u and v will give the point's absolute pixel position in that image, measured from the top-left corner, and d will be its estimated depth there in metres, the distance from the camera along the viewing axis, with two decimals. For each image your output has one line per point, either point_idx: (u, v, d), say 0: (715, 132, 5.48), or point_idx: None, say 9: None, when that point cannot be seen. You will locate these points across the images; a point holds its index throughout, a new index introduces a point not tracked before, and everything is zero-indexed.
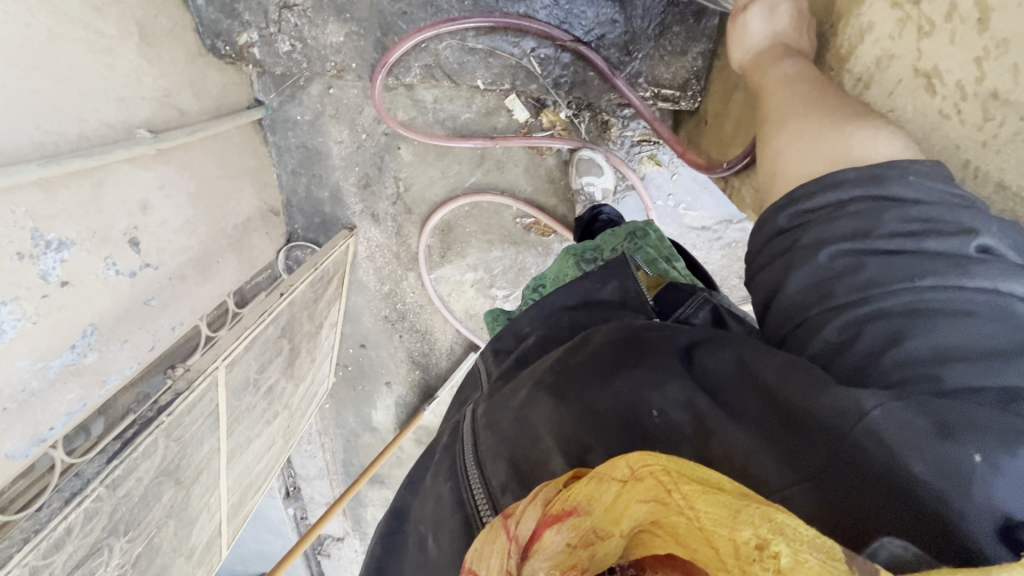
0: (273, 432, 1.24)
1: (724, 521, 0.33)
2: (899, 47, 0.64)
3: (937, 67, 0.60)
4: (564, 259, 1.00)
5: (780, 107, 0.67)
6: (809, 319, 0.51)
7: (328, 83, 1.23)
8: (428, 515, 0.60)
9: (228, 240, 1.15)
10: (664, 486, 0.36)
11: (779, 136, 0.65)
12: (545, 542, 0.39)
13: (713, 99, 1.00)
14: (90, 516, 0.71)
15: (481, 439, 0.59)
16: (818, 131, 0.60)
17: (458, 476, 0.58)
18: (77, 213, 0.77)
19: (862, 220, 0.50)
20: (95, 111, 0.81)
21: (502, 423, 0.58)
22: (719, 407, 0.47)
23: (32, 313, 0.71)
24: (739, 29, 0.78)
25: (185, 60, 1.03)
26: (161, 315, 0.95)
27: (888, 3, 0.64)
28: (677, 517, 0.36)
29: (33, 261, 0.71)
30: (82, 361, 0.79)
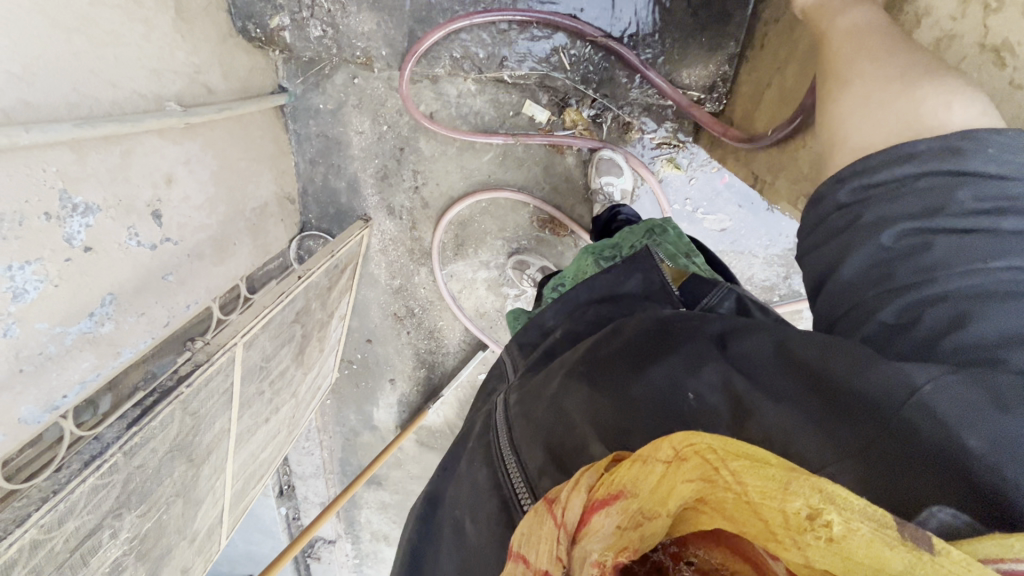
0: (278, 421, 1.21)
1: (774, 493, 0.31)
2: (961, 27, 0.64)
3: (1008, 40, 0.59)
4: (582, 257, 0.96)
5: (848, 60, 0.66)
6: (865, 301, 0.52)
7: (353, 73, 1.24)
8: (465, 499, 0.58)
9: (246, 223, 1.14)
10: (710, 464, 0.34)
11: (845, 93, 0.64)
12: (593, 526, 0.36)
13: (740, 101, 1.04)
14: (105, 485, 0.69)
15: (516, 428, 0.57)
16: (887, 92, 0.59)
17: (495, 462, 0.56)
18: (105, 179, 0.76)
19: (931, 197, 0.51)
20: (129, 79, 0.80)
21: (536, 412, 0.56)
22: (757, 386, 0.46)
23: (55, 275, 0.69)
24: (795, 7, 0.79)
25: (216, 40, 1.04)
26: (177, 291, 0.93)
27: None
28: (724, 493, 0.34)
29: (59, 223, 0.70)
30: (98, 330, 0.77)
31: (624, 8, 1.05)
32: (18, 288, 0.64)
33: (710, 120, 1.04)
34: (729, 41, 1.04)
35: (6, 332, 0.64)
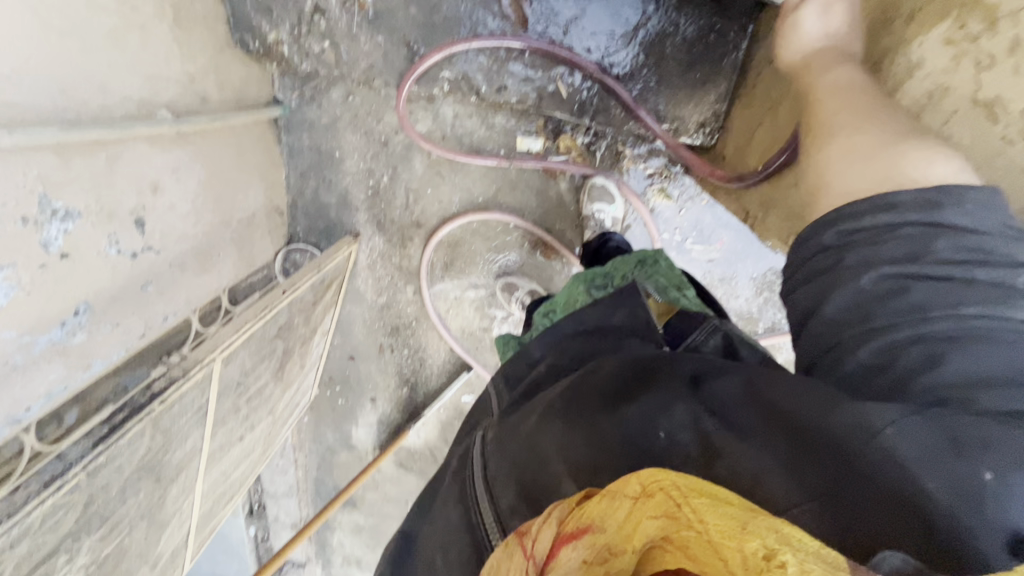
0: (254, 439, 1.17)
1: (733, 532, 0.34)
2: (954, 80, 0.62)
3: (1001, 96, 0.58)
4: (573, 284, 0.93)
5: (829, 116, 0.64)
6: (846, 340, 0.48)
7: (349, 90, 1.23)
8: (436, 539, 0.54)
9: (231, 235, 1.12)
10: (672, 501, 0.38)
11: (828, 146, 0.61)
12: (560, 560, 0.41)
13: (734, 136, 1.05)
14: (64, 506, 0.65)
15: (490, 464, 0.53)
16: (870, 148, 0.57)
17: (469, 501, 0.52)
18: (88, 184, 0.74)
19: (913, 245, 0.47)
20: (121, 85, 0.79)
21: (512, 444, 0.51)
22: (725, 427, 0.43)
23: (27, 283, 0.67)
24: (790, 27, 0.74)
25: (213, 48, 1.03)
26: (155, 302, 0.90)
27: (940, 40, 0.63)
28: (687, 530, 0.38)
29: (37, 228, 0.67)
30: (70, 340, 0.74)
31: (622, 43, 1.07)
32: None
33: (699, 159, 1.07)
34: (722, 78, 1.07)
35: None
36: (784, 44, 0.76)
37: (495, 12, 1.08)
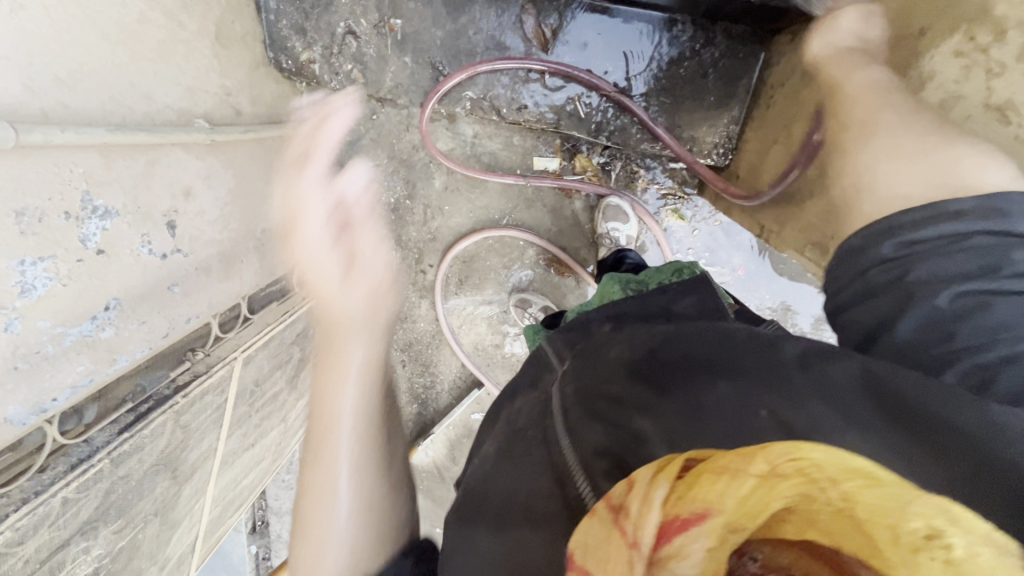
0: (265, 446, 1.17)
1: (890, 512, 0.32)
2: (966, 88, 0.68)
3: (1012, 99, 0.63)
4: (608, 284, 0.95)
5: (866, 114, 0.71)
6: (929, 355, 0.59)
7: (373, 108, 1.28)
8: (507, 482, 0.54)
9: (255, 243, 1.15)
10: (816, 484, 0.36)
11: (866, 149, 0.69)
12: (679, 545, 0.36)
13: (745, 155, 1.09)
14: None
15: (573, 411, 0.55)
16: (921, 149, 0.65)
17: (552, 445, 0.53)
18: (127, 185, 0.78)
19: (988, 257, 0.57)
20: (165, 94, 0.83)
21: (600, 400, 0.54)
22: (830, 404, 0.47)
23: (65, 275, 0.70)
24: (828, 25, 0.80)
25: (248, 66, 1.07)
26: (181, 303, 0.92)
27: (952, 51, 0.69)
28: (820, 506, 0.35)
29: (78, 223, 0.70)
30: (99, 335, 0.76)
31: (638, 66, 1.10)
32: (26, 284, 0.65)
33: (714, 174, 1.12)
34: (735, 102, 1.10)
35: (8, 327, 0.63)
36: (816, 39, 0.81)
37: (515, 35, 1.09)
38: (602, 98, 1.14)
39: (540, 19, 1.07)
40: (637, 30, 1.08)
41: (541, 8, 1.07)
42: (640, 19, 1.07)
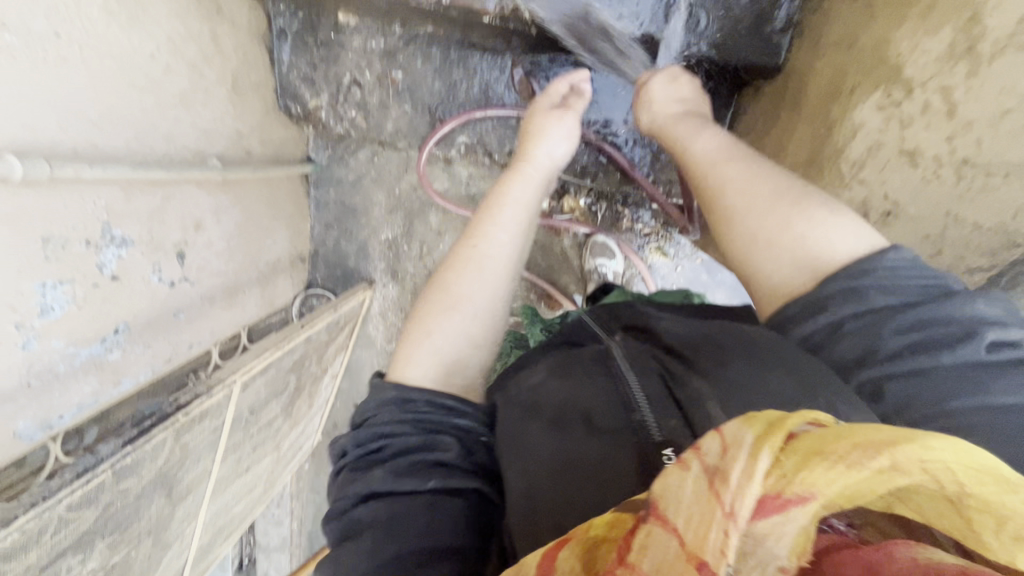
0: (258, 474, 1.19)
1: (1010, 514, 0.27)
2: (886, 137, 0.67)
3: (918, 146, 0.62)
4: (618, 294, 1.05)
5: (719, 200, 0.68)
6: None
7: (375, 150, 1.35)
8: (568, 397, 0.58)
9: (257, 275, 1.20)
10: (937, 482, 0.28)
11: (732, 240, 0.65)
12: (774, 524, 0.28)
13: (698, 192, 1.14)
14: (89, 499, 0.68)
15: (642, 366, 0.59)
16: (768, 231, 0.61)
17: (623, 384, 0.57)
18: (143, 217, 0.84)
19: None
20: (182, 135, 0.90)
21: (669, 365, 0.58)
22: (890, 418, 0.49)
23: (81, 298, 0.75)
24: (646, 95, 0.86)
25: (261, 112, 1.14)
26: (184, 329, 0.98)
27: (875, 105, 0.68)
28: (929, 497, 0.28)
29: (97, 250, 0.76)
30: (106, 356, 0.81)
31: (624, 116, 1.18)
32: (46, 305, 0.70)
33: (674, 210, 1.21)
34: None
35: (25, 345, 0.68)
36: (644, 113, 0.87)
37: (506, 87, 1.14)
38: (588, 144, 1.22)
39: (528, 72, 1.11)
40: (616, 83, 1.15)
41: (530, 62, 1.11)
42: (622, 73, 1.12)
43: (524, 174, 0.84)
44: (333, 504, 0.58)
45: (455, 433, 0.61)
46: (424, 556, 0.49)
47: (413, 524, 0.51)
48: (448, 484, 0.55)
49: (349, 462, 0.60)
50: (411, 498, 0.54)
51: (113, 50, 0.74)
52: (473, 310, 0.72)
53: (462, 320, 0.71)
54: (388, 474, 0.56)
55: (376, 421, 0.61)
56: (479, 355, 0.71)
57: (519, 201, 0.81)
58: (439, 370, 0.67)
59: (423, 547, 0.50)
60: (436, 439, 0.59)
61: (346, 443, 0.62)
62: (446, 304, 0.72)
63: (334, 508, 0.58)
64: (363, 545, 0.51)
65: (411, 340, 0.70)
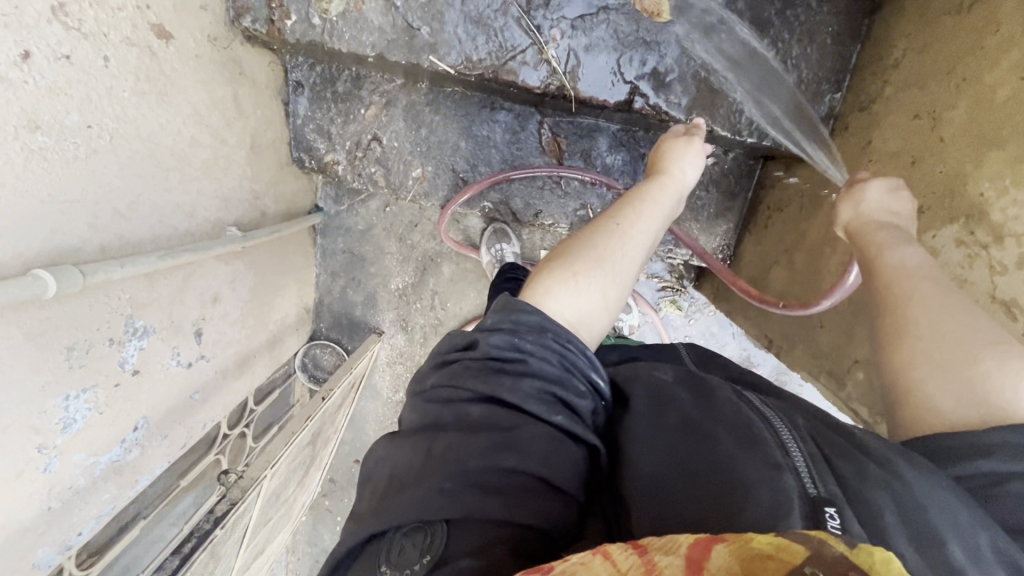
0: (270, 547, 1.13)
1: None
2: (972, 275, 0.65)
3: (1016, 298, 0.60)
4: None
5: (908, 301, 0.64)
6: None
7: (386, 201, 1.31)
8: (712, 414, 0.58)
9: (268, 338, 1.15)
10: None
11: (905, 342, 0.63)
12: None
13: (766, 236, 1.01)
14: None
15: (794, 417, 0.58)
16: (949, 360, 0.59)
17: (775, 421, 0.55)
18: (165, 302, 0.77)
19: None
20: (204, 208, 0.85)
21: (827, 430, 0.56)
22: None
23: (102, 403, 0.68)
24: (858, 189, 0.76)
25: (276, 167, 1.09)
26: (199, 410, 0.91)
27: (955, 238, 0.67)
28: None
29: (120, 346, 0.70)
30: (125, 457, 0.74)
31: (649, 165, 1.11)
32: (68, 419, 0.63)
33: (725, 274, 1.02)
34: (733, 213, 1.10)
35: (47, 467, 0.61)
36: (846, 207, 0.76)
37: (533, 148, 1.11)
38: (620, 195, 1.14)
39: (555, 133, 1.10)
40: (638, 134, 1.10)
41: (554, 122, 1.09)
42: (638, 137, 1.10)
43: (666, 183, 0.84)
44: (447, 389, 0.60)
45: (584, 388, 0.63)
46: (537, 488, 0.51)
47: (534, 450, 0.53)
48: (572, 430, 0.57)
49: (478, 356, 0.61)
50: (536, 425, 0.55)
51: (140, 131, 0.68)
52: (615, 272, 0.73)
53: (601, 276, 0.71)
54: (521, 389, 0.57)
55: (518, 335, 0.63)
56: (609, 315, 0.72)
57: (661, 204, 0.82)
58: (571, 319, 0.68)
59: (535, 476, 0.52)
60: (569, 386, 0.61)
61: (481, 338, 0.63)
62: (593, 257, 0.73)
63: (449, 390, 0.59)
64: (478, 442, 0.53)
65: (552, 274, 0.70)
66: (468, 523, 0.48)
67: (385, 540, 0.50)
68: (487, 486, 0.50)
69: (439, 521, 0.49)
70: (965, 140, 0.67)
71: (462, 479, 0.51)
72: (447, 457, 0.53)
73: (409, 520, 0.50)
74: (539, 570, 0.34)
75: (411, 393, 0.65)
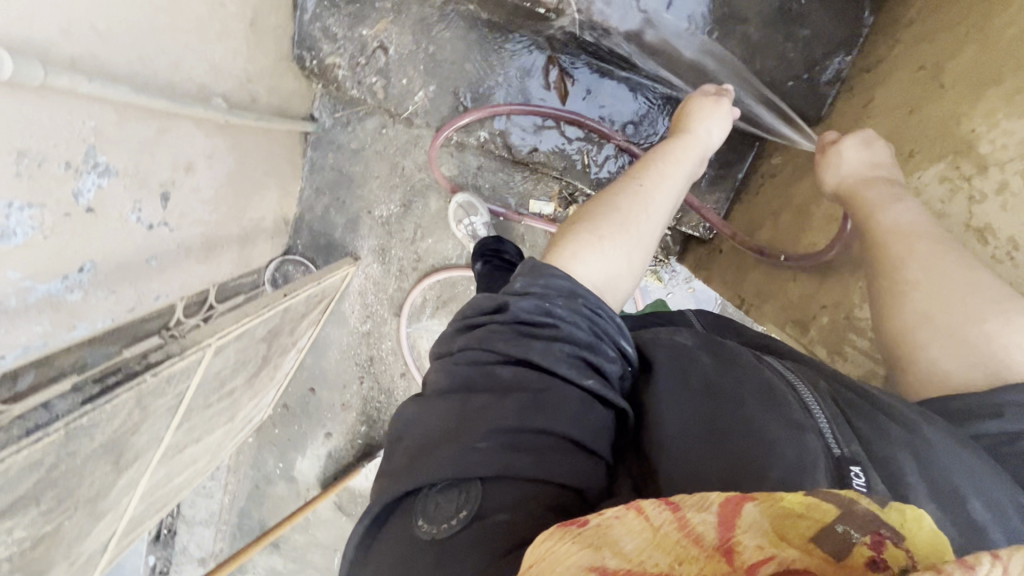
0: (208, 444, 1.11)
1: None
2: (949, 209, 0.69)
3: (990, 223, 0.65)
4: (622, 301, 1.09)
5: (923, 279, 0.63)
6: None
7: (383, 122, 1.29)
8: (735, 375, 0.56)
9: (239, 233, 1.11)
10: None
11: (909, 309, 0.63)
12: None
13: (761, 200, 1.01)
14: (32, 465, 0.61)
15: (807, 379, 0.57)
16: (952, 319, 0.60)
17: (796, 387, 0.54)
18: (132, 148, 0.74)
19: None
20: (191, 67, 0.82)
21: (844, 393, 0.55)
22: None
23: (47, 226, 0.65)
24: (833, 158, 0.78)
25: (274, 58, 1.07)
26: (155, 278, 0.88)
27: (937, 176, 0.71)
28: None
29: (76, 175, 0.67)
30: (65, 296, 0.71)
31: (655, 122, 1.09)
32: (7, 228, 0.60)
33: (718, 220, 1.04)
34: (728, 180, 1.08)
35: None
36: (828, 174, 0.78)
37: (540, 85, 1.10)
38: (619, 149, 1.12)
39: (564, 71, 1.08)
40: (651, 88, 1.06)
41: (567, 60, 1.06)
42: (645, 87, 1.07)
43: (688, 142, 0.82)
44: (475, 352, 0.55)
45: (614, 354, 0.58)
46: (569, 446, 0.48)
47: (567, 410, 0.50)
48: (605, 394, 0.53)
49: (507, 320, 0.56)
50: (569, 388, 0.51)
51: None
52: (638, 239, 0.71)
53: (627, 243, 0.70)
54: (554, 353, 0.53)
55: (549, 301, 0.58)
56: (631, 280, 0.70)
57: (681, 163, 0.80)
58: (598, 283, 0.66)
59: (568, 437, 0.48)
60: (601, 352, 0.56)
61: (510, 300, 0.57)
62: (620, 220, 0.71)
63: (476, 351, 0.54)
64: (509, 403, 0.49)
65: (578, 241, 0.68)
66: (502, 480, 0.45)
67: (419, 498, 0.46)
68: (521, 446, 0.46)
69: (473, 480, 0.45)
70: (963, 84, 0.70)
71: (495, 438, 0.47)
72: (479, 416, 0.48)
73: (444, 478, 0.45)
74: (575, 523, 0.33)
75: (434, 358, 0.60)
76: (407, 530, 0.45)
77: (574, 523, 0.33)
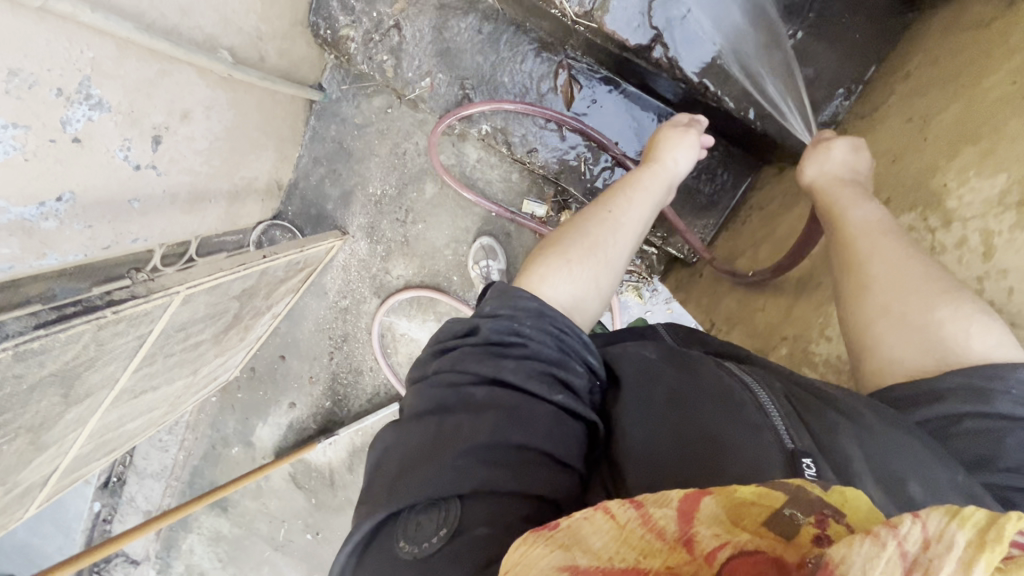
0: (167, 394, 1.10)
1: None
2: None
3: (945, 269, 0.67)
4: None
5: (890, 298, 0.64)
6: None
7: (390, 101, 1.29)
8: (693, 380, 0.56)
9: (229, 189, 1.11)
10: None
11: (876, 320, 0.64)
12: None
13: (745, 230, 1.03)
14: None
15: (758, 377, 0.57)
16: (905, 307, 0.63)
17: (748, 387, 0.54)
18: (130, 86, 0.74)
19: None
20: (200, 15, 0.83)
21: (791, 390, 0.56)
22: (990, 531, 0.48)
23: (30, 149, 0.65)
24: (819, 152, 0.79)
25: (288, 22, 1.08)
26: (134, 221, 0.87)
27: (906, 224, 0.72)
28: None
29: (66, 103, 0.67)
30: (39, 223, 0.70)
31: None
32: None
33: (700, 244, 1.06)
34: (719, 206, 1.09)
35: None
36: (810, 166, 0.80)
37: (546, 87, 1.10)
38: (615, 161, 1.13)
39: (572, 76, 1.09)
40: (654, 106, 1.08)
41: (575, 66, 1.08)
42: (647, 103, 1.08)
43: (656, 172, 0.83)
44: (450, 373, 0.55)
45: (581, 369, 0.59)
46: (542, 458, 0.49)
47: (539, 426, 0.50)
48: (574, 408, 0.54)
49: (479, 342, 0.58)
50: (538, 404, 0.52)
51: None
52: (606, 262, 0.72)
53: (598, 266, 0.71)
54: (523, 369, 0.54)
55: (519, 321, 0.59)
56: (597, 303, 0.71)
57: (649, 191, 0.81)
58: (565, 305, 0.67)
59: (542, 451, 0.49)
60: (570, 368, 0.57)
61: (481, 323, 0.59)
62: (598, 246, 0.72)
63: (450, 373, 0.55)
64: (482, 421, 0.50)
65: (549, 263, 0.70)
66: (482, 496, 0.45)
67: (400, 519, 0.47)
68: (496, 460, 0.47)
69: (452, 499, 0.46)
70: (949, 136, 0.71)
71: (473, 455, 0.47)
72: (455, 433, 0.49)
73: (423, 498, 0.46)
74: (547, 528, 0.35)
75: (410, 381, 0.61)
76: (388, 555, 0.46)
77: (546, 528, 0.35)
